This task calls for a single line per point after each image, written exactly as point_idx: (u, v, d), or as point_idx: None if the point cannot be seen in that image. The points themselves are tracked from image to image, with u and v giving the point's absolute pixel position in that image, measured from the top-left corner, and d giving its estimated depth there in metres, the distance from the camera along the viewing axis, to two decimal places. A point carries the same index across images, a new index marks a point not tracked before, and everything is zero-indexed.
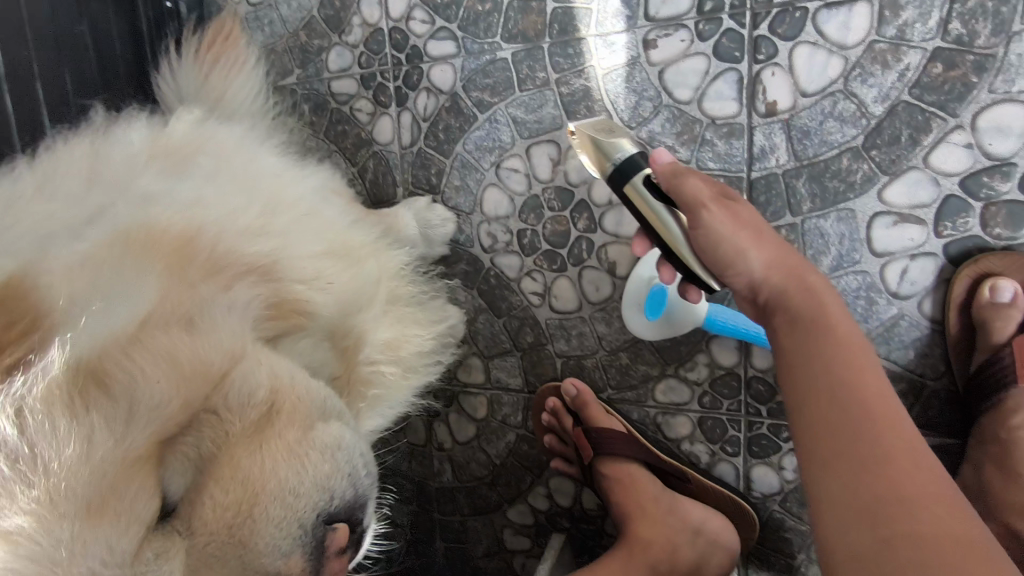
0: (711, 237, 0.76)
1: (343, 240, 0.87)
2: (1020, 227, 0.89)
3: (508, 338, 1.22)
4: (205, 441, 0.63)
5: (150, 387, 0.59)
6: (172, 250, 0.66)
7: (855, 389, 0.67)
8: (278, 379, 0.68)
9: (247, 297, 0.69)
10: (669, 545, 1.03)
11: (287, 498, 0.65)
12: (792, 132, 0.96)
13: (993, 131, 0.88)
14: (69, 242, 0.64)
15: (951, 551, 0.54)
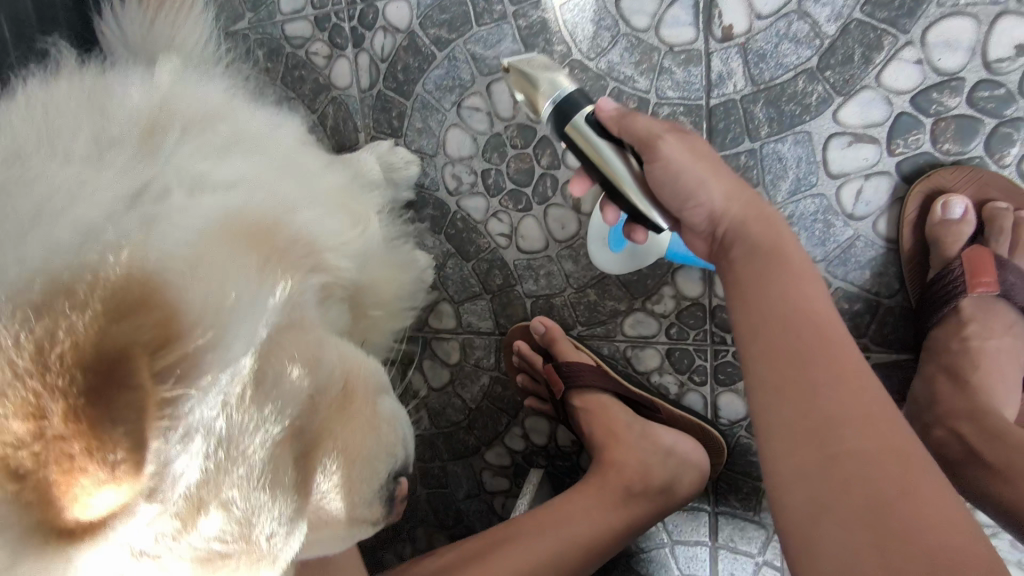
0: (668, 165, 0.72)
1: (337, 192, 0.81)
2: (970, 141, 0.91)
3: (478, 282, 1.23)
4: (308, 420, 0.57)
5: (295, 375, 0.56)
6: (262, 239, 0.59)
7: (808, 314, 0.64)
8: (347, 361, 0.63)
9: (310, 279, 0.64)
10: (642, 465, 1.03)
11: (375, 461, 0.63)
12: (748, 56, 0.97)
13: (942, 45, 0.90)
14: (178, 234, 0.52)
15: (891, 466, 0.54)
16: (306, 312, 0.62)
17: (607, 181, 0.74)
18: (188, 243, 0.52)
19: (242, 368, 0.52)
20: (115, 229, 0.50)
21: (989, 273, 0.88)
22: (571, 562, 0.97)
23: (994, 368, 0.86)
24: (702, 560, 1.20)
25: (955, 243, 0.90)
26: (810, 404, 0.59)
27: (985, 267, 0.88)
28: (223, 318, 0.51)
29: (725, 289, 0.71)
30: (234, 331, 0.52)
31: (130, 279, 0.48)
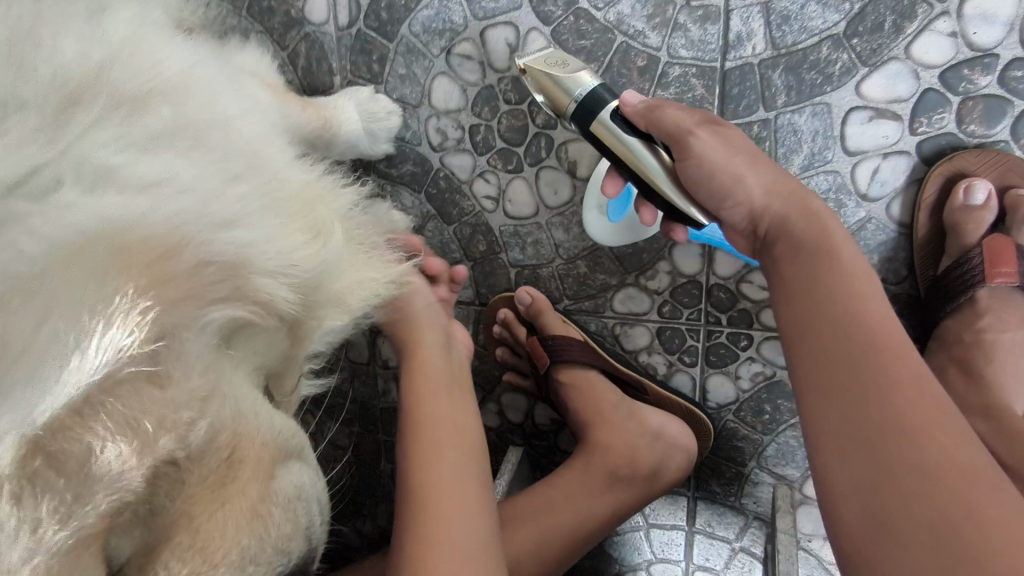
0: (704, 163, 0.74)
1: (305, 188, 0.71)
2: (995, 123, 0.86)
3: (459, 248, 1.14)
4: (160, 497, 0.52)
5: (112, 458, 0.47)
6: (160, 259, 0.49)
7: (859, 315, 0.65)
8: (243, 418, 0.57)
9: (219, 314, 0.54)
10: (629, 447, 0.97)
11: (247, 568, 0.56)
12: (771, 16, 0.90)
13: (978, 19, 0.84)
14: (24, 244, 0.43)
15: (953, 480, 0.54)
16: (206, 374, 0.54)
17: (636, 175, 0.78)
18: (26, 255, 0.43)
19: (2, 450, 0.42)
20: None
21: (1009, 262, 0.84)
22: (549, 550, 0.90)
23: (1005, 362, 0.83)
24: (678, 545, 1.18)
25: (976, 230, 0.86)
26: (860, 408, 0.60)
27: (1005, 256, 0.84)
28: (18, 370, 0.42)
29: (775, 292, 0.74)
30: (41, 381, 0.43)
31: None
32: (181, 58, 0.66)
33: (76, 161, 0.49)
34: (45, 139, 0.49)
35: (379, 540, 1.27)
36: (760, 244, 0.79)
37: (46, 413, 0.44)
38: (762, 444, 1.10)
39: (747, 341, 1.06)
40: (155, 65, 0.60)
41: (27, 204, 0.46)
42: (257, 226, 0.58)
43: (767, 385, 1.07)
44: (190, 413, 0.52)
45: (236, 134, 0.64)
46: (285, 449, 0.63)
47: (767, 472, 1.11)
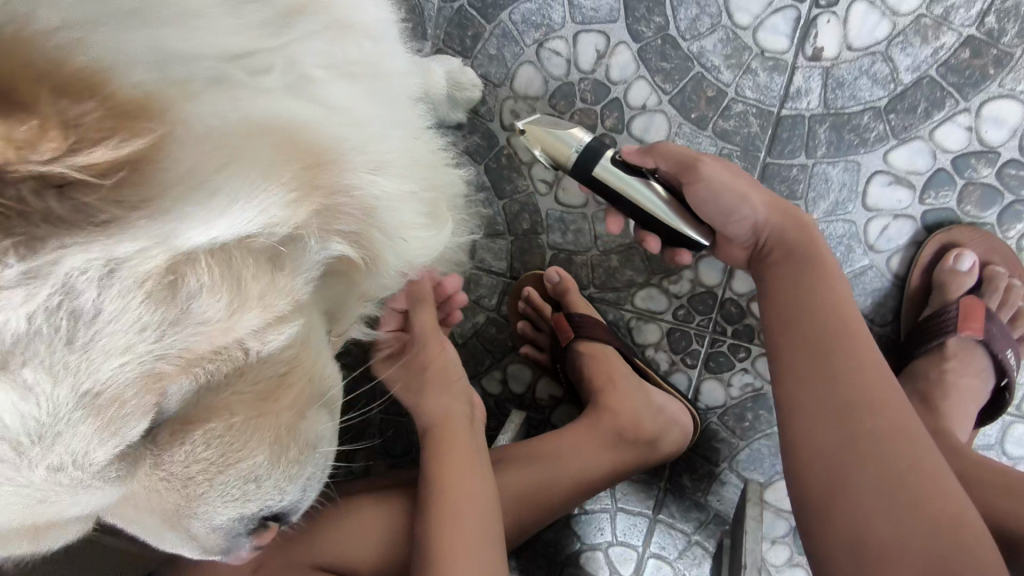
0: (711, 183, 0.86)
1: (418, 142, 0.81)
2: (987, 209, 1.04)
3: (504, 222, 1.24)
4: (221, 374, 0.59)
5: (209, 301, 0.56)
6: (311, 167, 0.59)
7: (834, 312, 0.79)
8: (305, 347, 0.68)
9: (330, 250, 0.65)
10: (636, 415, 1.08)
11: (248, 484, 0.70)
12: (829, 80, 1.05)
13: (992, 120, 1.01)
14: (223, 105, 0.52)
15: (900, 442, 0.68)
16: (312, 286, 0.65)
17: (640, 212, 0.86)
18: (222, 112, 0.52)
19: (152, 258, 0.52)
20: (185, 67, 0.49)
21: (978, 319, 1.01)
22: (522, 537, 1.05)
23: (959, 403, 1.00)
24: (639, 531, 1.28)
25: (956, 291, 1.03)
26: (829, 386, 0.73)
27: (975, 315, 1.02)
28: (199, 194, 0.52)
29: (764, 290, 0.87)
30: (205, 206, 0.52)
31: (125, 94, 0.45)
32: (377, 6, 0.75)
33: (290, 60, 0.58)
34: (272, 29, 0.56)
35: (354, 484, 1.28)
36: (757, 252, 0.91)
37: (199, 240, 0.53)
38: (737, 447, 1.23)
39: (745, 353, 1.19)
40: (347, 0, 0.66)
41: (243, 75, 0.53)
42: (398, 174, 0.71)
43: (753, 396, 1.21)
44: (282, 307, 0.62)
45: (380, 79, 0.71)
46: (321, 392, 0.74)
47: (736, 474, 1.24)
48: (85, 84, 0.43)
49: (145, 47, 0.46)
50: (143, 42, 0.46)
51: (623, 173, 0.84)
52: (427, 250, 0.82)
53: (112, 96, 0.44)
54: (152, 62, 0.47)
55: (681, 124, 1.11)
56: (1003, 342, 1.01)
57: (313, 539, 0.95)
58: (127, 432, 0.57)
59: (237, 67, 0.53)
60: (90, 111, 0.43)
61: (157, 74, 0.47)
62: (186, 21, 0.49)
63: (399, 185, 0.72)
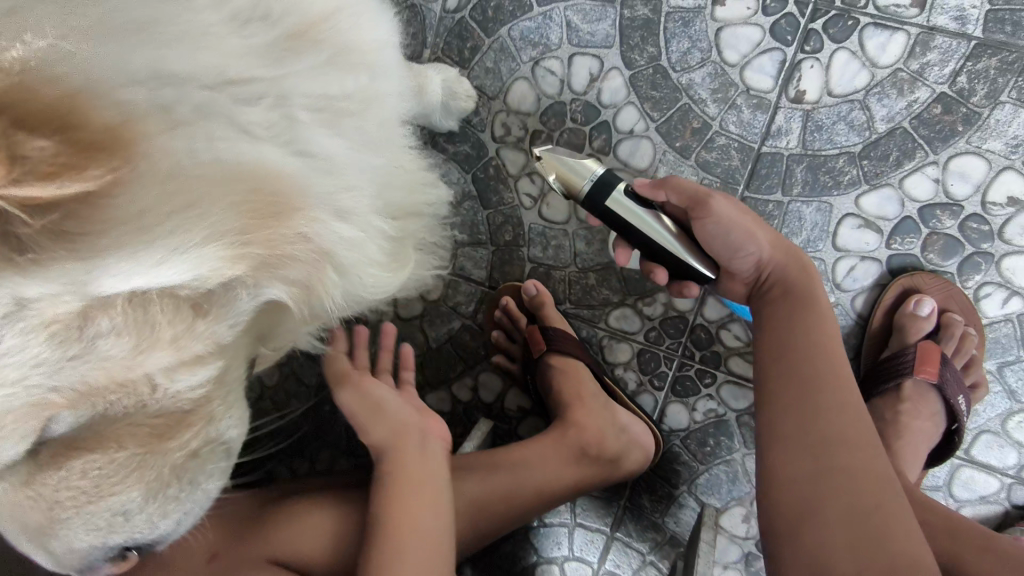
0: (722, 219, 0.86)
1: (393, 147, 0.85)
2: (949, 259, 1.08)
3: (487, 231, 1.26)
4: (112, 406, 0.65)
5: (110, 342, 0.61)
6: (263, 216, 0.62)
7: (827, 355, 0.78)
8: (211, 392, 0.72)
9: (247, 304, 0.66)
10: (599, 431, 1.10)
11: (117, 516, 0.72)
12: (809, 122, 1.09)
13: (957, 174, 1.05)
14: (196, 144, 0.56)
15: (872, 485, 0.66)
16: (234, 333, 0.68)
17: (649, 244, 0.86)
18: (191, 152, 0.56)
19: (64, 301, 0.56)
20: (175, 89, 0.55)
21: (933, 364, 1.03)
22: (475, 548, 1.05)
23: (910, 445, 1.03)
24: (595, 547, 1.29)
25: (915, 333, 1.06)
26: (809, 421, 0.72)
27: (931, 359, 1.04)
28: (124, 246, 0.54)
29: (756, 324, 0.86)
30: (131, 256, 0.55)
31: (100, 121, 0.50)
32: (378, 28, 0.81)
33: (280, 94, 0.63)
34: (272, 58, 0.63)
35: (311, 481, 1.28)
36: (756, 289, 0.90)
37: (123, 285, 0.56)
38: (697, 471, 1.25)
39: (711, 380, 1.22)
40: (338, 24, 0.72)
41: (230, 103, 0.59)
42: (362, 223, 0.73)
43: (716, 423, 1.23)
44: (198, 348, 0.66)
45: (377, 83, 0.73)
46: (218, 437, 0.77)
47: (694, 498, 1.25)
48: (54, 111, 0.47)
49: (144, 64, 0.53)
50: (141, 59, 0.53)
51: (634, 205, 0.85)
52: (378, 294, 0.83)
53: (86, 125, 0.49)
54: (147, 81, 0.53)
55: (665, 152, 1.15)
56: (955, 388, 1.03)
57: (261, 540, 0.92)
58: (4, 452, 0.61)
59: (225, 92, 0.59)
60: (46, 148, 0.46)
61: (149, 102, 0.53)
62: (194, 46, 0.56)
63: (362, 233, 0.73)
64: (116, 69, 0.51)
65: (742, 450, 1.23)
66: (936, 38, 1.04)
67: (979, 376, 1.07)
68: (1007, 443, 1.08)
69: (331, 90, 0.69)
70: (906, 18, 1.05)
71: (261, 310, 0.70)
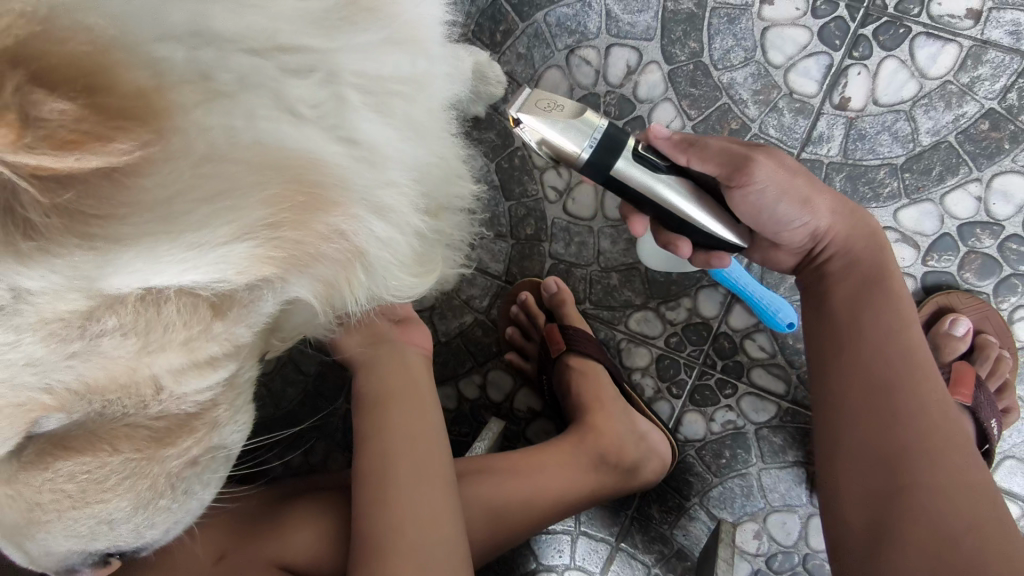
0: (772, 185, 0.76)
1: (445, 121, 0.75)
2: (986, 278, 1.05)
3: (507, 223, 1.21)
4: (118, 405, 0.58)
5: (110, 339, 0.52)
6: (302, 210, 0.53)
7: (901, 353, 0.76)
8: (220, 396, 0.65)
9: (268, 303, 0.58)
10: (618, 438, 1.05)
11: (104, 524, 0.64)
12: (852, 130, 1.06)
13: (1000, 193, 1.03)
14: (236, 122, 0.48)
15: (958, 496, 0.68)
16: (254, 332, 0.61)
17: (669, 213, 0.74)
18: (232, 130, 0.48)
19: (66, 299, 0.48)
20: (215, 52, 0.47)
21: (967, 386, 1.01)
22: (487, 558, 1.00)
23: None
24: (599, 557, 1.24)
25: (949, 353, 1.05)
26: (886, 431, 0.73)
27: (966, 381, 1.02)
28: (142, 242, 0.46)
29: (819, 311, 0.84)
30: (151, 253, 0.47)
31: (130, 84, 0.42)
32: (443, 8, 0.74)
33: (331, 71, 0.54)
34: (327, 29, 0.54)
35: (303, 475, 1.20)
36: (815, 265, 0.86)
37: (134, 283, 0.48)
38: (711, 484, 1.20)
39: (732, 390, 1.18)
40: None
41: (275, 72, 0.50)
42: (399, 222, 0.60)
43: (733, 434, 1.19)
44: (215, 346, 0.58)
45: (431, 54, 0.68)
46: (220, 444, 0.68)
47: (705, 511, 1.21)
48: (82, 73, 0.40)
49: (183, 18, 0.46)
50: (181, 12, 0.46)
51: (647, 168, 0.72)
52: (397, 298, 0.70)
53: (115, 88, 0.41)
54: (185, 38, 0.46)
55: None
56: (989, 411, 1.01)
57: (256, 544, 0.86)
58: None
59: (274, 60, 0.50)
60: (67, 111, 0.38)
61: (188, 64, 0.46)
62: (242, 6, 0.49)
63: (398, 234, 0.61)
64: (151, 24, 0.44)
65: (759, 464, 1.19)
66: (988, 52, 1.02)
67: (1011, 401, 1.06)
68: None
69: (384, 70, 0.58)
70: (959, 30, 1.02)
71: (283, 308, 0.61)
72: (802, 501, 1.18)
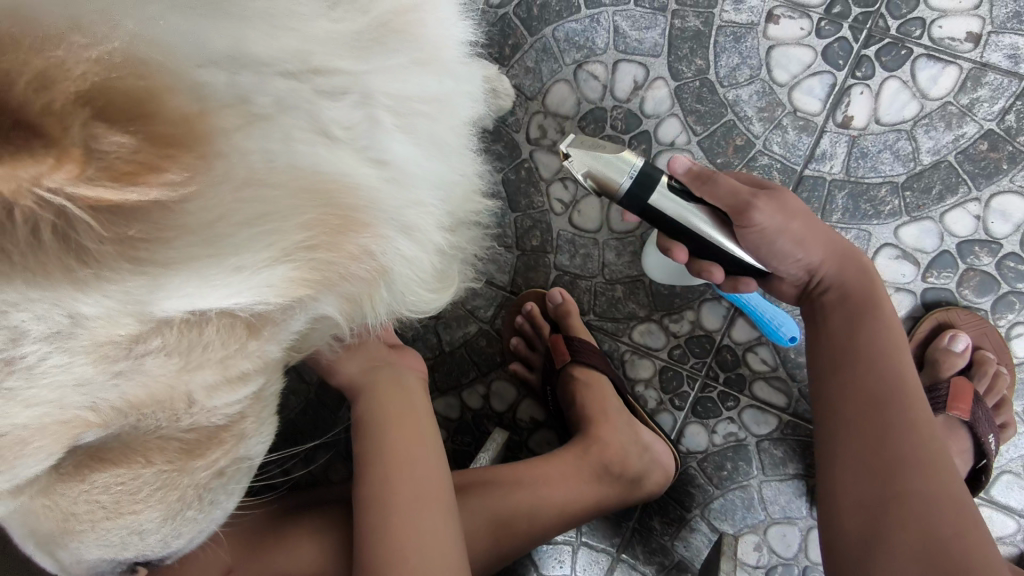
0: (769, 226, 0.78)
1: (464, 134, 0.76)
2: (984, 295, 1.07)
3: (513, 235, 1.21)
4: (160, 417, 0.58)
5: (153, 353, 0.53)
6: (337, 231, 0.54)
7: (892, 372, 0.78)
8: (248, 407, 0.65)
9: (298, 321, 0.59)
10: (622, 449, 1.06)
11: (133, 534, 0.63)
12: (854, 149, 1.08)
13: (998, 212, 1.05)
14: (273, 145, 0.49)
15: (948, 509, 0.68)
16: (283, 349, 0.61)
17: (700, 242, 0.78)
18: (270, 154, 0.49)
19: (116, 323, 0.48)
20: (251, 76, 0.48)
21: (966, 401, 1.03)
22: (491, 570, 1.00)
23: None
24: (600, 568, 1.24)
25: (948, 369, 1.06)
26: (877, 444, 0.74)
27: (964, 397, 1.03)
28: (190, 265, 0.47)
29: (815, 335, 0.86)
30: (200, 277, 0.48)
31: (174, 110, 0.43)
32: (460, 25, 0.75)
33: (363, 92, 0.56)
34: (359, 51, 0.56)
35: (304, 484, 1.21)
36: (811, 294, 0.88)
37: (180, 307, 0.49)
38: (712, 496, 1.21)
39: (733, 403, 1.20)
40: (425, 19, 0.64)
41: (312, 94, 0.52)
42: (423, 240, 0.62)
43: (735, 446, 1.20)
44: (245, 361, 0.59)
45: (448, 70, 0.69)
46: (246, 455, 0.68)
47: (706, 523, 1.22)
48: (129, 103, 0.40)
49: (224, 44, 0.46)
50: (223, 38, 0.46)
51: (679, 200, 0.76)
52: (413, 316, 0.72)
53: (161, 116, 0.42)
54: (224, 63, 0.47)
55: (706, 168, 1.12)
56: (986, 427, 1.03)
57: (265, 560, 0.85)
58: (20, 469, 0.54)
59: (309, 82, 0.52)
60: (124, 144, 0.40)
61: (228, 88, 0.47)
62: (280, 29, 0.50)
63: (420, 251, 0.63)
64: (196, 49, 0.45)
65: (759, 477, 1.20)
66: (987, 75, 1.04)
67: (1009, 416, 1.07)
68: None
69: (409, 90, 0.60)
70: (959, 52, 1.05)
71: (310, 326, 0.62)
72: (802, 513, 1.19)
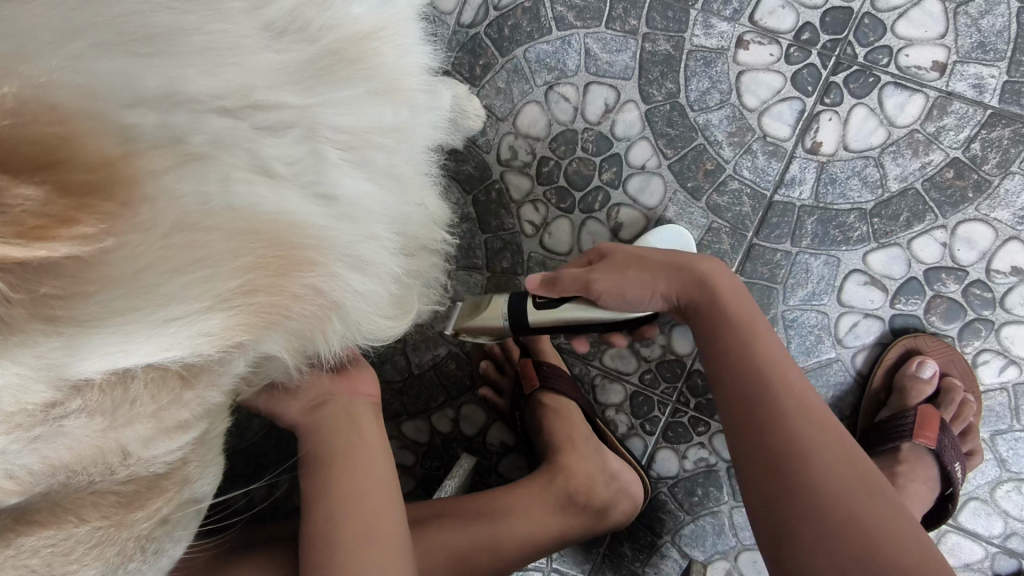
0: (612, 287, 0.82)
1: (422, 163, 0.75)
2: (950, 322, 1.08)
3: (483, 256, 1.16)
4: (91, 476, 0.57)
5: (74, 411, 0.51)
6: (278, 272, 0.52)
7: (766, 377, 0.72)
8: (190, 451, 0.64)
9: (239, 365, 0.58)
10: (589, 478, 1.04)
11: None
12: (823, 175, 1.08)
13: (964, 240, 1.06)
14: (210, 187, 0.48)
15: (854, 514, 0.61)
16: (225, 393, 0.60)
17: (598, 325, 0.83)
18: (204, 197, 0.47)
19: (31, 388, 0.46)
20: (185, 114, 0.48)
21: (932, 429, 1.04)
22: None
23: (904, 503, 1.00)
24: None
25: (915, 396, 1.06)
26: (768, 458, 0.67)
27: (930, 424, 1.04)
28: (112, 322, 0.44)
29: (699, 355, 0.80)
30: (123, 334, 0.45)
31: (95, 154, 0.42)
32: (420, 48, 0.74)
33: (311, 126, 0.56)
34: (302, 85, 0.56)
35: (264, 511, 1.18)
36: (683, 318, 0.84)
37: (102, 367, 0.47)
38: (683, 522, 1.19)
39: (704, 428, 1.19)
40: (381, 49, 0.65)
41: (250, 130, 0.52)
42: (377, 273, 0.61)
43: (705, 472, 1.19)
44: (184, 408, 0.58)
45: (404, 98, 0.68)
46: (191, 499, 0.66)
47: (677, 550, 1.20)
48: (43, 148, 0.39)
49: (157, 83, 0.47)
50: (156, 77, 0.47)
51: (556, 303, 0.83)
52: (375, 343, 0.69)
53: (74, 161, 0.40)
54: (156, 102, 0.47)
55: (676, 191, 1.11)
56: (953, 454, 1.04)
57: None
58: None
59: (249, 118, 0.52)
60: (32, 198, 0.37)
61: (159, 128, 0.46)
62: (219, 64, 0.50)
63: (376, 285, 0.62)
64: (126, 90, 0.45)
65: (730, 502, 1.19)
66: (953, 103, 1.05)
67: (975, 444, 1.07)
68: (993, 511, 1.08)
69: (365, 124, 0.61)
70: (926, 81, 1.06)
71: (256, 365, 0.61)
72: None
